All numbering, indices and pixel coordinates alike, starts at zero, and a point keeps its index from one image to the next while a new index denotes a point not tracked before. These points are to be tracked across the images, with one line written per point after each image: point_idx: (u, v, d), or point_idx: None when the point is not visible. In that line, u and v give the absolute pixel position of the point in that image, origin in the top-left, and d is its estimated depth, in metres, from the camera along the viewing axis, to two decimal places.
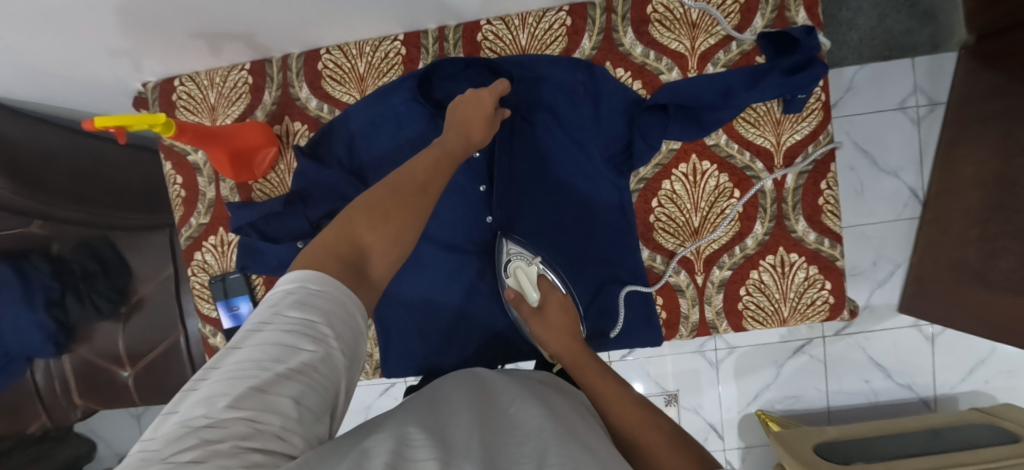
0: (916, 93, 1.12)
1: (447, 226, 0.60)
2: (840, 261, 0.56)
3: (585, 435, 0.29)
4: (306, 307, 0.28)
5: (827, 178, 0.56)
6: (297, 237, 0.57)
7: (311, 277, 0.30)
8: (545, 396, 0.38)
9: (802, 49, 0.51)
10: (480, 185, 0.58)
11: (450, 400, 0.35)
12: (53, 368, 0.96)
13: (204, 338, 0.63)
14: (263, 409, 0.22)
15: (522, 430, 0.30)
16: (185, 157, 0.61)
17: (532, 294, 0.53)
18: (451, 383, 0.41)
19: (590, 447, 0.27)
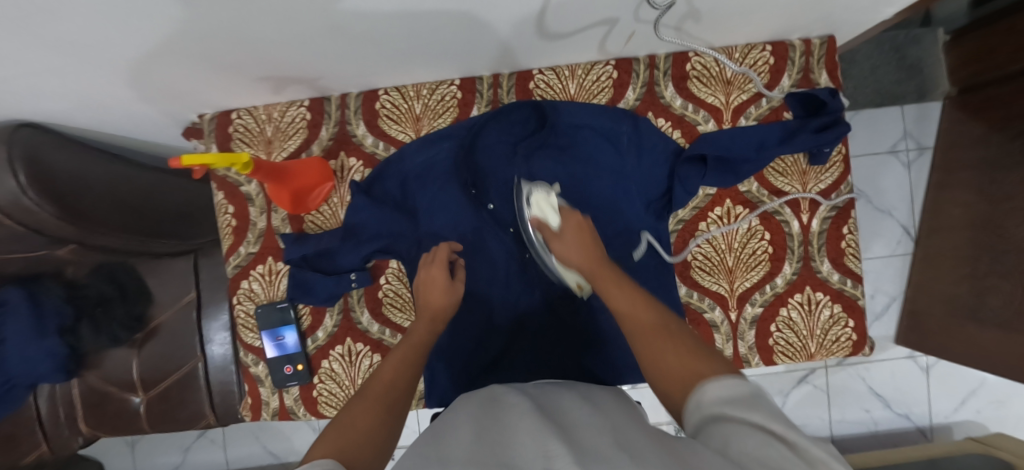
0: (906, 138, 1.22)
1: (493, 261, 0.62)
2: (861, 301, 0.60)
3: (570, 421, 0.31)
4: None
5: (849, 224, 0.60)
6: (351, 269, 0.60)
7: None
8: (547, 396, 0.41)
9: (827, 110, 0.57)
10: (510, 228, 0.62)
11: (460, 412, 0.38)
12: (61, 394, 0.93)
13: (246, 366, 0.63)
14: None
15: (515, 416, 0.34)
16: (238, 188, 0.62)
17: (553, 218, 0.53)
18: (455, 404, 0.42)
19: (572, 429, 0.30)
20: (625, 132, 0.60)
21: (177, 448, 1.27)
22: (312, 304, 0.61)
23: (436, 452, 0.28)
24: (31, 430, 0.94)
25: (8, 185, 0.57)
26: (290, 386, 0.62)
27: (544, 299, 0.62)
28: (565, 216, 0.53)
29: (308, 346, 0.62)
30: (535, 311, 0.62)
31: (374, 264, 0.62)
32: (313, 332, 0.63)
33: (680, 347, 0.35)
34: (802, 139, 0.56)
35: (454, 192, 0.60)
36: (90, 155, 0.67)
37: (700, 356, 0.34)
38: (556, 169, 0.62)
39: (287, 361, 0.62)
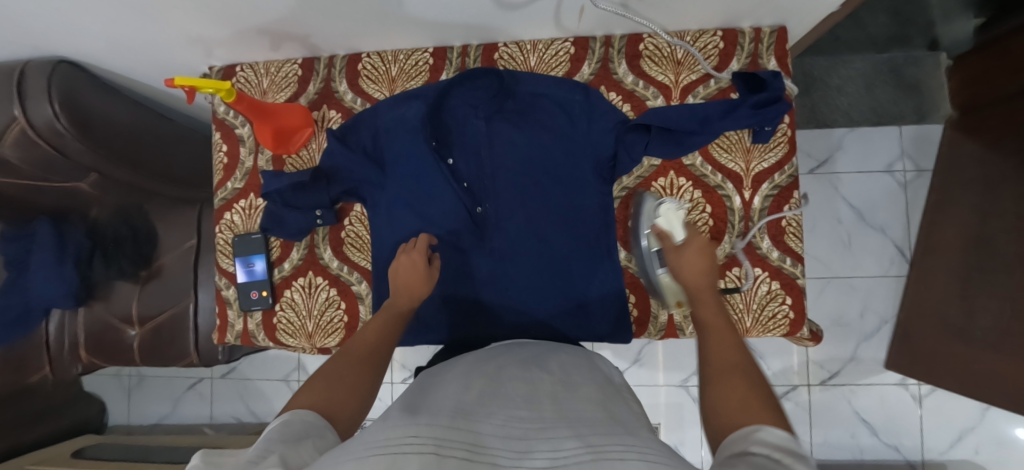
0: (902, 158, 1.17)
1: (442, 211, 0.66)
2: (800, 280, 0.61)
3: (538, 409, 0.36)
4: (271, 428, 0.33)
5: (790, 203, 0.62)
6: (317, 206, 0.64)
7: (286, 415, 0.36)
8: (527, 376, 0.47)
9: (770, 88, 0.59)
10: (463, 182, 0.65)
11: (457, 388, 0.44)
12: (70, 322, 1.02)
13: (218, 288, 0.69)
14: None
15: (503, 398, 0.39)
16: (233, 129, 0.70)
17: (677, 233, 0.59)
18: (446, 376, 0.49)
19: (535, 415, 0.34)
20: (576, 105, 0.64)
21: (168, 398, 1.34)
22: (282, 237, 0.67)
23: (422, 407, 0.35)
24: (40, 353, 1.03)
25: (45, 113, 0.67)
26: (254, 310, 0.68)
27: (493, 254, 0.66)
28: (688, 235, 0.58)
29: (275, 276, 0.68)
30: (483, 262, 0.66)
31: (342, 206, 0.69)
32: (280, 264, 0.69)
33: (752, 395, 0.34)
34: (741, 114, 0.58)
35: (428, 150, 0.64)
36: (115, 98, 0.78)
37: (766, 406, 0.33)
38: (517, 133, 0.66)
39: (254, 287, 0.68)
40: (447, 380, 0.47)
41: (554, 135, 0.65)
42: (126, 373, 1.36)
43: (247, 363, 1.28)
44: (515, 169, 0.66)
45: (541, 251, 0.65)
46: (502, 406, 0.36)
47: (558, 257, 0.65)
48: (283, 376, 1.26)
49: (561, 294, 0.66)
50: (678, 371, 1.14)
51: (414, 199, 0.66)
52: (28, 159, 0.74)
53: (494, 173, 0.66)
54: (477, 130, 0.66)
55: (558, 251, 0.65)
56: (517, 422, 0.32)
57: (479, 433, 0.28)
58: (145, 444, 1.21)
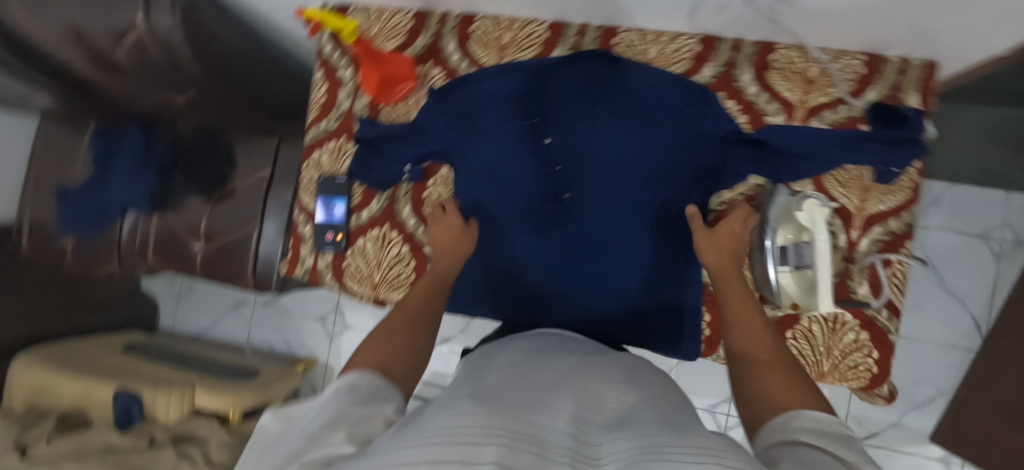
0: (1004, 227, 1.07)
1: (527, 191, 0.65)
2: (892, 335, 0.57)
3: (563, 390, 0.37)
4: (337, 392, 0.35)
5: (901, 253, 0.57)
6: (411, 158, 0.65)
7: (350, 377, 0.37)
8: (558, 364, 0.47)
9: (907, 126, 0.57)
10: (555, 165, 0.64)
11: (495, 370, 0.45)
12: (141, 226, 1.08)
13: (296, 224, 0.71)
14: (320, 453, 0.28)
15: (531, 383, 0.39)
16: (335, 70, 0.70)
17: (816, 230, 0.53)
18: (493, 359, 0.51)
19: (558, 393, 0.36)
20: (683, 106, 0.60)
21: (212, 313, 1.42)
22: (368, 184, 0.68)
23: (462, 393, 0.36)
24: (111, 247, 1.10)
25: (164, 25, 0.68)
26: (326, 251, 0.70)
27: (559, 242, 0.65)
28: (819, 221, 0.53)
29: (351, 222, 0.70)
30: (551, 249, 0.66)
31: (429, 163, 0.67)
32: (358, 211, 0.70)
33: (793, 386, 0.36)
34: (853, 145, 0.54)
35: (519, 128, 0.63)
36: (223, 17, 0.78)
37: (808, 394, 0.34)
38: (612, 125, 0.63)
39: (330, 229, 0.69)
40: (496, 362, 0.49)
41: (654, 134, 0.61)
42: (178, 282, 1.45)
43: (289, 297, 1.34)
44: (601, 163, 0.63)
45: (609, 250, 0.64)
46: (548, 394, 0.36)
47: (626, 259, 0.64)
48: (320, 316, 1.31)
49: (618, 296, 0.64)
50: (708, 396, 1.12)
51: (502, 172, 0.65)
52: (138, 63, 0.77)
53: (582, 164, 0.64)
54: (575, 117, 0.63)
55: (625, 254, 0.64)
56: (550, 403, 0.34)
57: (535, 427, 0.28)
58: (182, 352, 1.25)
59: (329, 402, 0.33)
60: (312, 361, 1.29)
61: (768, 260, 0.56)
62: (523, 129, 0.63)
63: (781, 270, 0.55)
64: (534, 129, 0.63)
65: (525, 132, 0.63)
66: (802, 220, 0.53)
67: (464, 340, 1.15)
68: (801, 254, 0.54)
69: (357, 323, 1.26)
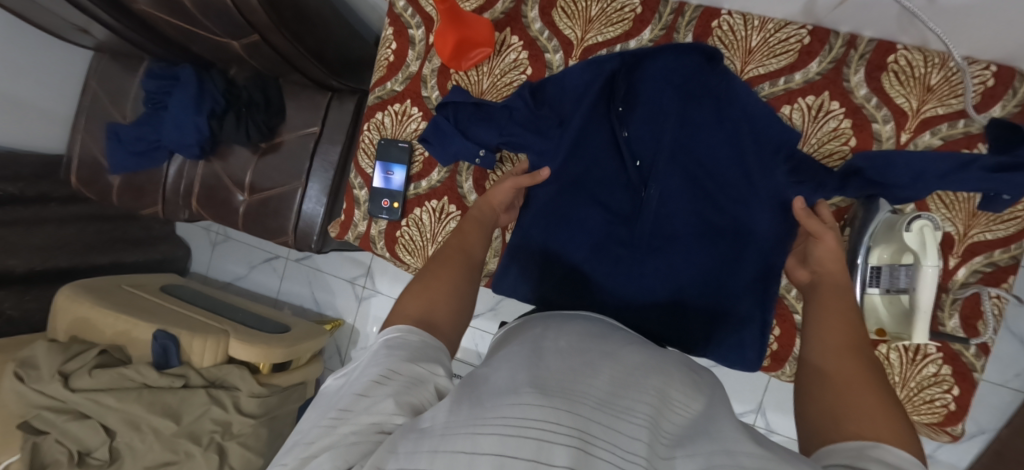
0: None
1: (608, 190, 0.57)
2: (979, 374, 0.53)
3: (636, 375, 0.32)
4: (389, 345, 0.33)
5: (1002, 287, 0.53)
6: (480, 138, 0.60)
7: (400, 330, 0.35)
8: (618, 338, 0.42)
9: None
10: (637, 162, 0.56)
11: (550, 332, 0.40)
12: (188, 170, 1.09)
13: (352, 186, 0.70)
14: (374, 412, 0.26)
15: (600, 358, 0.34)
16: (407, 28, 0.67)
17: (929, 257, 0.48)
18: (547, 319, 0.46)
19: (630, 379, 0.31)
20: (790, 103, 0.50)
21: (245, 263, 1.44)
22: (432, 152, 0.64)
23: (515, 359, 0.32)
24: (158, 188, 1.11)
25: None
26: (380, 217, 0.68)
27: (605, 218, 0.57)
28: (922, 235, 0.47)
29: (409, 190, 0.68)
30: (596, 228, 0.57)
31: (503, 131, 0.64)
32: (417, 181, 0.67)
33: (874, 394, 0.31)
34: (969, 178, 0.45)
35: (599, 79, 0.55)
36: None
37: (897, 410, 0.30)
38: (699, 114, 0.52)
39: (387, 196, 0.67)
40: (551, 321, 0.45)
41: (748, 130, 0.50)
42: (214, 229, 1.46)
43: (322, 256, 1.34)
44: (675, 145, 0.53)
45: (660, 247, 0.56)
46: (613, 374, 0.32)
47: (682, 265, 0.55)
48: (350, 278, 1.31)
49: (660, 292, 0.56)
50: (735, 404, 1.10)
51: (575, 167, 0.56)
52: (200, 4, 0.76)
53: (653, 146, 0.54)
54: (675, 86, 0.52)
55: (679, 251, 0.55)
56: (623, 390, 0.29)
57: (600, 425, 0.24)
58: (218, 297, 1.30)
59: (379, 354, 0.32)
60: (339, 322, 1.30)
61: (857, 280, 0.53)
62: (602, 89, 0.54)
63: (871, 291, 0.52)
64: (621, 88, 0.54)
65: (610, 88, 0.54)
66: (908, 241, 0.48)
67: (494, 317, 1.14)
68: (895, 277, 0.50)
69: (385, 289, 1.26)
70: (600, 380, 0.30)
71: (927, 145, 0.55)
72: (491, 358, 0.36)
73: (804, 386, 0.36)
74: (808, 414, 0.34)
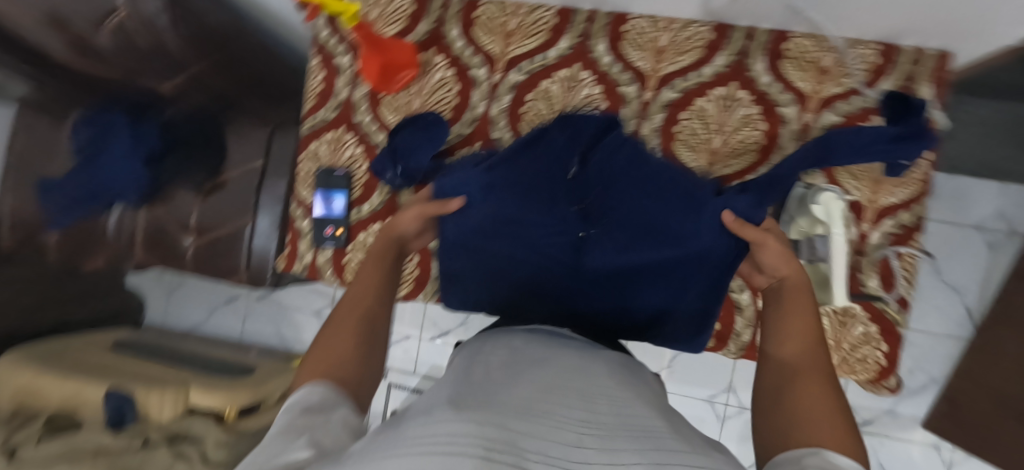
0: (999, 218, 1.08)
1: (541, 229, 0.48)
2: (902, 328, 0.57)
3: (574, 383, 0.33)
4: (287, 408, 0.30)
5: (910, 245, 0.57)
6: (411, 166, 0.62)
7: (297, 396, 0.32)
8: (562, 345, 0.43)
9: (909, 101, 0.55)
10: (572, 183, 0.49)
11: (492, 351, 0.41)
12: (129, 218, 1.05)
13: (294, 217, 0.69)
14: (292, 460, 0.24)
15: (535, 371, 0.35)
16: (333, 57, 0.67)
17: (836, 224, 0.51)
18: (497, 336, 0.46)
19: (565, 387, 0.32)
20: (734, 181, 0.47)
21: (204, 308, 1.39)
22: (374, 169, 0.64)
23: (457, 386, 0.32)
24: (97, 240, 1.06)
25: None
26: (325, 246, 0.67)
27: (565, 305, 0.51)
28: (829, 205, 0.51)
29: (352, 216, 0.67)
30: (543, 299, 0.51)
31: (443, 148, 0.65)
32: (359, 205, 0.67)
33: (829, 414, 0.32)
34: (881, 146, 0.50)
35: (537, 165, 0.50)
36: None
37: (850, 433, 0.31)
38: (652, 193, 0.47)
39: (330, 223, 0.66)
40: (500, 339, 0.45)
41: (691, 214, 0.47)
42: (168, 276, 1.40)
43: (284, 292, 1.31)
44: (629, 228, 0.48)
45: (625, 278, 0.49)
46: (547, 385, 0.32)
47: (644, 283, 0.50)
48: (315, 311, 1.29)
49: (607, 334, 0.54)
50: (707, 387, 1.13)
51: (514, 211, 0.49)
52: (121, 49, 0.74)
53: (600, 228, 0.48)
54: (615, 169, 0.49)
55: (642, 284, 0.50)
56: (555, 396, 0.30)
57: (523, 432, 0.24)
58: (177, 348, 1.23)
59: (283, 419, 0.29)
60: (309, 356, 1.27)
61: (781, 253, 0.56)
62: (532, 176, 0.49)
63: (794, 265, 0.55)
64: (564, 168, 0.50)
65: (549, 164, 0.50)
66: (818, 213, 0.52)
67: None
68: (813, 248, 0.54)
69: None
70: (536, 392, 0.31)
71: (830, 123, 0.59)
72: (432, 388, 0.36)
73: (766, 399, 0.37)
74: (763, 420, 0.36)
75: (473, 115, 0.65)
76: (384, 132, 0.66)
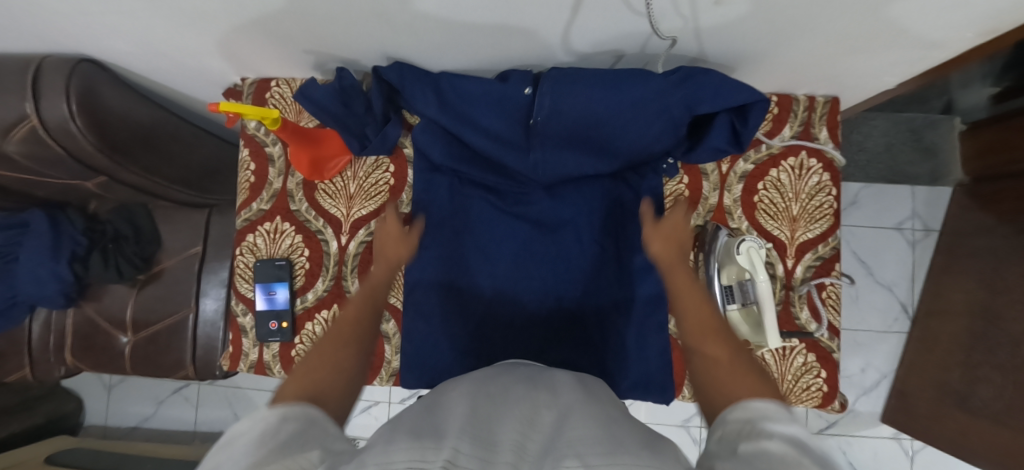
0: (913, 218, 1.23)
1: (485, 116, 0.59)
2: (836, 353, 0.61)
3: (543, 420, 0.33)
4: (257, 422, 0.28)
5: (832, 275, 0.62)
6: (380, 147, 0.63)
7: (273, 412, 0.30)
8: (543, 384, 0.45)
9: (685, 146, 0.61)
10: (526, 88, 0.57)
11: (449, 391, 0.41)
12: (53, 321, 0.97)
13: (233, 314, 0.66)
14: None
15: (507, 403, 0.36)
16: (263, 147, 0.66)
17: (761, 270, 0.54)
18: (459, 380, 0.46)
19: (535, 421, 0.33)
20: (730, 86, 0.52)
21: (150, 400, 1.29)
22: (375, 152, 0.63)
23: (428, 411, 0.34)
24: (19, 350, 0.98)
25: (60, 112, 0.62)
26: (271, 341, 0.64)
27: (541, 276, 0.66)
28: (750, 255, 0.54)
29: (296, 306, 0.65)
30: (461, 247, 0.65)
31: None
32: (303, 294, 0.65)
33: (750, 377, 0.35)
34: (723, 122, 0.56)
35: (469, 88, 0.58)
36: (132, 96, 0.73)
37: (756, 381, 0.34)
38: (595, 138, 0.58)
39: (274, 317, 0.64)
40: (452, 386, 0.43)
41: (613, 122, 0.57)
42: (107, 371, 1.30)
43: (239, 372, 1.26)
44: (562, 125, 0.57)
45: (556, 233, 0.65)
46: (498, 411, 0.33)
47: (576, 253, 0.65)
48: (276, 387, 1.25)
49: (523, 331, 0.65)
50: (680, 413, 1.16)
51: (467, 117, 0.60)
52: (32, 155, 0.69)
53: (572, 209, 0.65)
54: (571, 102, 0.55)
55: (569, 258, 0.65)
56: (527, 424, 0.32)
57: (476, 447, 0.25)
58: (120, 452, 1.12)
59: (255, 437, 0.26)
60: None
61: (717, 300, 0.59)
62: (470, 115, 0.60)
63: (730, 308, 0.58)
64: (507, 108, 0.59)
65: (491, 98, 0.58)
66: (743, 263, 0.55)
67: None
68: (745, 291, 0.57)
69: None
70: (493, 411, 0.32)
71: (744, 170, 0.63)
72: (422, 404, 0.39)
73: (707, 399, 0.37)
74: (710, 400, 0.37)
75: (410, 194, 0.66)
76: (322, 218, 0.65)
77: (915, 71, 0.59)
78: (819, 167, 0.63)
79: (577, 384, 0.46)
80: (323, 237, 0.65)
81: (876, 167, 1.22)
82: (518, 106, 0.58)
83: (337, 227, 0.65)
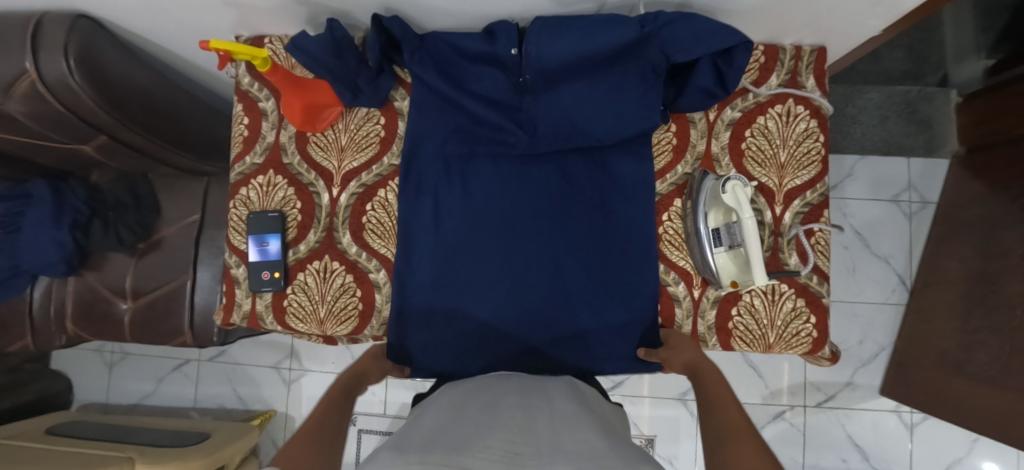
0: (910, 190, 1.22)
1: (484, 86, 0.60)
2: (825, 298, 0.61)
3: (540, 432, 0.38)
4: None
5: (820, 221, 0.62)
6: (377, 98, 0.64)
7: None
8: (541, 395, 0.51)
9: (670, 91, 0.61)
10: (513, 50, 0.56)
11: (437, 408, 0.48)
12: (56, 290, 0.99)
13: (228, 266, 0.67)
14: None
15: (491, 416, 0.43)
16: (256, 102, 0.67)
17: (745, 206, 0.55)
18: (447, 395, 0.53)
19: (535, 435, 0.38)
20: (708, 29, 0.52)
21: (152, 377, 1.30)
22: (368, 104, 0.64)
23: (414, 432, 0.41)
24: (22, 319, 0.99)
25: (58, 68, 0.63)
26: (263, 292, 0.65)
27: (542, 256, 0.64)
28: (733, 193, 0.56)
29: (288, 257, 0.66)
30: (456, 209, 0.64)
31: (377, 177, 0.66)
32: (295, 246, 0.66)
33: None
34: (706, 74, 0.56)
35: (456, 44, 0.58)
36: (128, 58, 0.74)
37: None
38: (579, 99, 0.58)
39: (266, 267, 0.65)
40: (437, 405, 0.49)
41: (595, 71, 0.57)
42: (109, 349, 1.31)
43: (238, 347, 1.27)
44: (550, 77, 0.57)
45: (555, 213, 0.64)
46: (480, 426, 0.40)
47: (574, 237, 0.64)
48: (274, 363, 1.26)
49: (515, 297, 0.64)
50: (677, 386, 1.17)
51: (464, 80, 0.61)
52: (34, 115, 0.70)
53: (563, 179, 0.65)
54: (556, 55, 0.54)
55: (568, 247, 0.64)
56: (518, 437, 0.37)
57: (456, 456, 0.31)
58: (122, 425, 1.13)
59: None
60: (270, 413, 1.23)
61: (704, 244, 0.59)
62: (466, 72, 0.60)
63: (717, 251, 0.59)
64: (501, 63, 0.58)
65: (481, 49, 0.58)
66: (728, 202, 0.56)
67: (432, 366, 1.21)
68: (732, 234, 0.57)
69: (316, 364, 1.24)
70: (476, 428, 0.39)
71: (731, 118, 0.64)
72: (415, 422, 0.45)
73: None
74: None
75: (401, 145, 0.66)
76: (314, 171, 0.66)
77: (899, 15, 0.58)
78: (807, 114, 0.63)
79: (573, 396, 0.51)
80: (315, 189, 0.66)
81: (873, 140, 1.22)
82: (508, 61, 0.57)
83: (329, 180, 0.66)
